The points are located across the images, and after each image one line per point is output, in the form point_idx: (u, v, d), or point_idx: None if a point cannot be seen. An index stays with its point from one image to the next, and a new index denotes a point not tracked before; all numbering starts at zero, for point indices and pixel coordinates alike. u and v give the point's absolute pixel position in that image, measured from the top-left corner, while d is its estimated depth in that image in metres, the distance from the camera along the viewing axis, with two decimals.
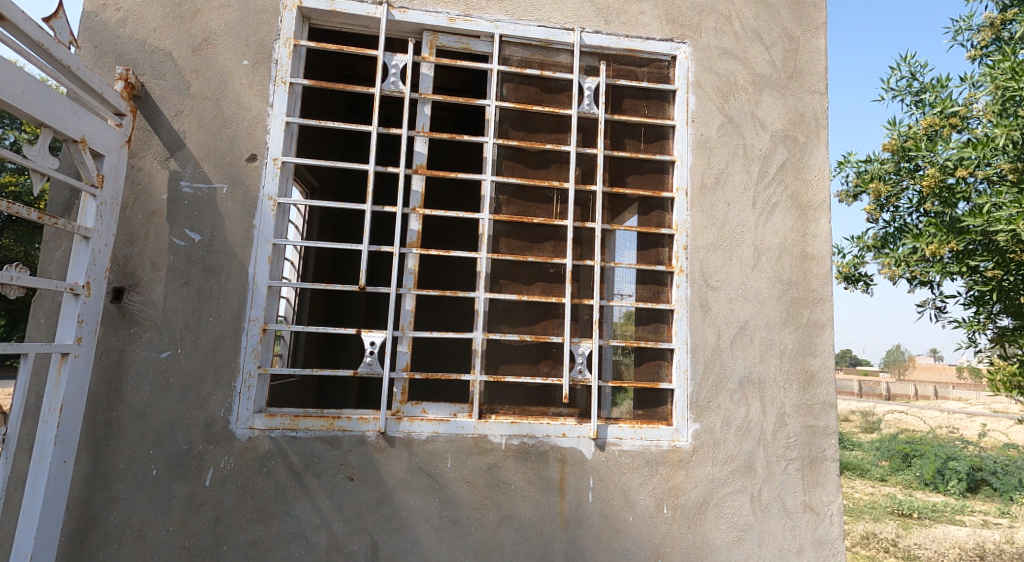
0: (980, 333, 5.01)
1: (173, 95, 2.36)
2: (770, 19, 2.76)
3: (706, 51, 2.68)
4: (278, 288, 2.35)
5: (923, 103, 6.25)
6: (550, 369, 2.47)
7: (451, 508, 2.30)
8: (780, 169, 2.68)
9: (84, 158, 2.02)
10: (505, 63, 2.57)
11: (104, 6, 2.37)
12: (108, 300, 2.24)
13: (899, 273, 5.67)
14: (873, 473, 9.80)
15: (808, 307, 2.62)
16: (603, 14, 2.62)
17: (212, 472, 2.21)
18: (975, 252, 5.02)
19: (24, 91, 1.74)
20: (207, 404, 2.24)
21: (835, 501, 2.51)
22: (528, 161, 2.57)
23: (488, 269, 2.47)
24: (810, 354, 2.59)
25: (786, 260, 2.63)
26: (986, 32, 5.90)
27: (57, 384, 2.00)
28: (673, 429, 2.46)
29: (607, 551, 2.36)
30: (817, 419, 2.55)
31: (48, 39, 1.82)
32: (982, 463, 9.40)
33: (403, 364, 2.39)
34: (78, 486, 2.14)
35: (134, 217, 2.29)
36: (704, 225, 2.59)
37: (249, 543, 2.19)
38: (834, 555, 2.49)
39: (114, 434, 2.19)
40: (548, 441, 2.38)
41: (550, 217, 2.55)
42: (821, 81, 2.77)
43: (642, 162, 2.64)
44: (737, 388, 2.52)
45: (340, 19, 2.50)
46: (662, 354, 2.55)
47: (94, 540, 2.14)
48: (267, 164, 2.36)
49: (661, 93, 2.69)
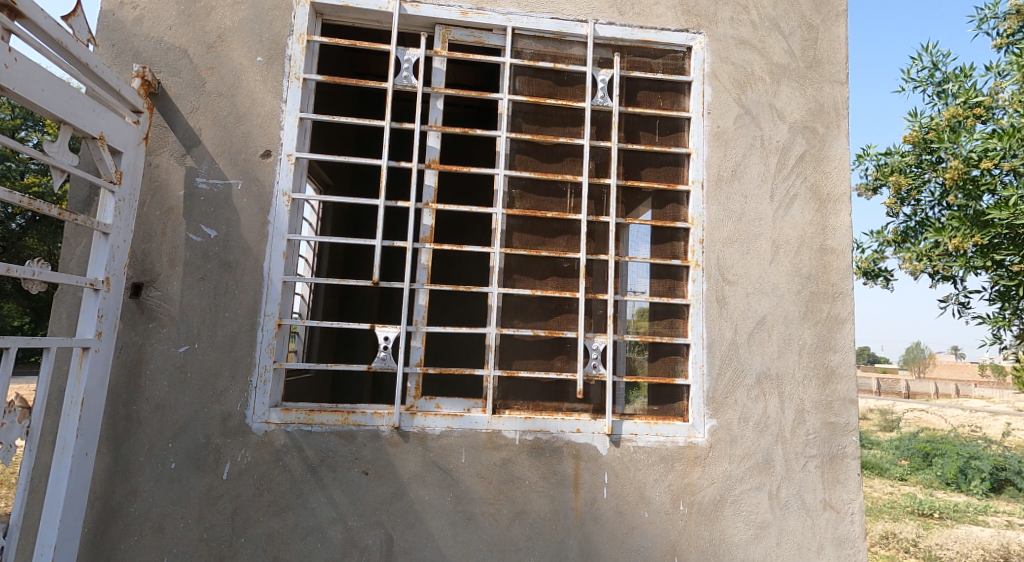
0: (1005, 329, 4.91)
1: (188, 92, 2.37)
2: (788, 7, 2.71)
3: (722, 42, 2.64)
4: (292, 284, 2.36)
5: (946, 93, 6.10)
6: (564, 364, 2.45)
7: (464, 503, 2.29)
8: (798, 161, 2.63)
9: (102, 155, 2.04)
10: (518, 56, 2.56)
11: (121, 5, 2.39)
12: (128, 295, 2.26)
13: (920, 267, 5.59)
14: (891, 472, 9.63)
15: (828, 302, 2.57)
16: (616, 6, 2.59)
17: (229, 466, 2.22)
18: (1001, 245, 4.89)
19: (44, 88, 1.75)
20: (223, 398, 2.25)
21: (856, 499, 2.47)
22: (541, 155, 2.55)
23: (502, 264, 2.45)
24: (830, 349, 2.55)
25: (805, 254, 2.59)
26: (1013, 20, 5.74)
27: (78, 378, 2.03)
28: (689, 425, 2.43)
29: (622, 548, 2.34)
30: (837, 416, 2.51)
31: (67, 37, 1.84)
32: (1008, 463, 9.14)
33: (416, 359, 2.36)
34: (101, 478, 2.18)
35: (152, 214, 2.31)
36: (721, 218, 2.56)
37: (266, 535, 2.21)
38: (855, 554, 2.46)
39: (135, 426, 2.22)
40: (562, 437, 2.37)
41: (564, 211, 2.52)
42: (841, 71, 2.71)
43: (657, 155, 2.61)
44: (755, 384, 2.48)
45: (353, 14, 2.49)
46: (677, 350, 2.52)
47: (116, 531, 2.17)
48: (281, 160, 2.37)
49: (676, 84, 2.65)
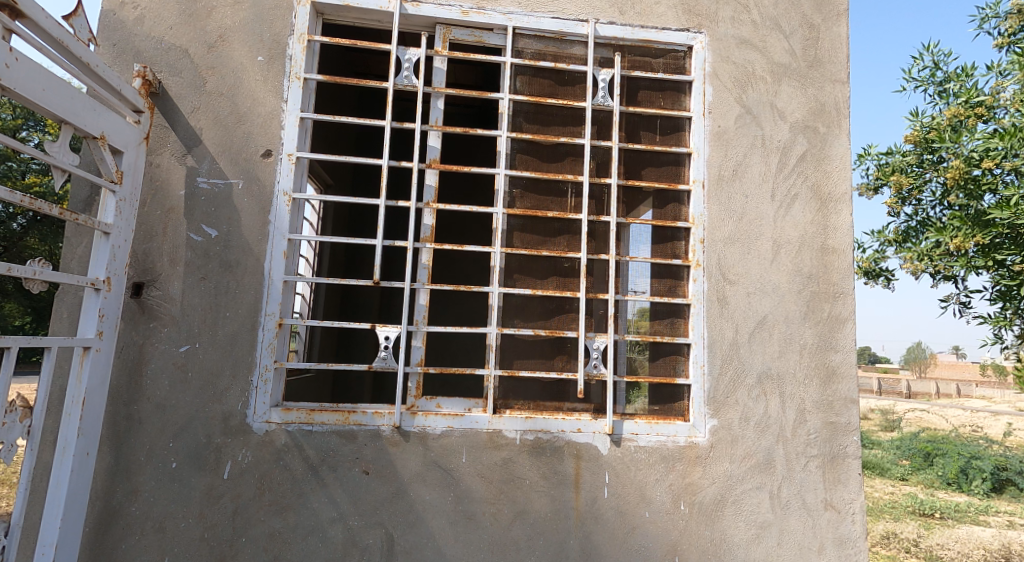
0: (1007, 329, 4.90)
1: (189, 92, 2.37)
2: (789, 6, 2.71)
3: (723, 41, 2.64)
4: (293, 283, 2.36)
5: (947, 92, 6.09)
6: (565, 363, 2.45)
7: (466, 503, 2.29)
8: (800, 161, 2.63)
9: (103, 154, 2.04)
10: (518, 55, 2.56)
11: (122, 5, 2.39)
12: (129, 295, 2.27)
13: (921, 267, 5.58)
14: (892, 472, 9.62)
15: (829, 302, 2.57)
16: (617, 5, 2.59)
17: (230, 465, 2.22)
18: (1002, 245, 4.88)
19: (45, 88, 1.75)
20: (224, 398, 2.25)
21: (857, 499, 2.47)
22: (542, 155, 2.55)
23: (502, 263, 2.45)
24: (831, 349, 2.54)
25: (806, 253, 2.58)
26: (1014, 19, 5.73)
27: (79, 377, 2.03)
28: (690, 425, 2.43)
29: (623, 548, 2.34)
30: (838, 416, 2.51)
31: (68, 37, 1.84)
32: (1009, 463, 9.13)
33: (417, 358, 2.36)
34: (102, 477, 2.18)
35: (153, 214, 2.31)
36: (722, 218, 2.56)
37: (267, 535, 2.21)
38: (856, 554, 2.45)
39: (136, 426, 2.22)
40: (563, 437, 2.37)
41: (564, 211, 2.52)
42: (842, 70, 2.71)
43: (658, 154, 2.61)
44: (756, 384, 2.48)
45: (354, 14, 2.49)
46: (678, 350, 2.51)
47: (117, 531, 2.17)
48: (282, 160, 2.37)
49: (677, 84, 2.65)
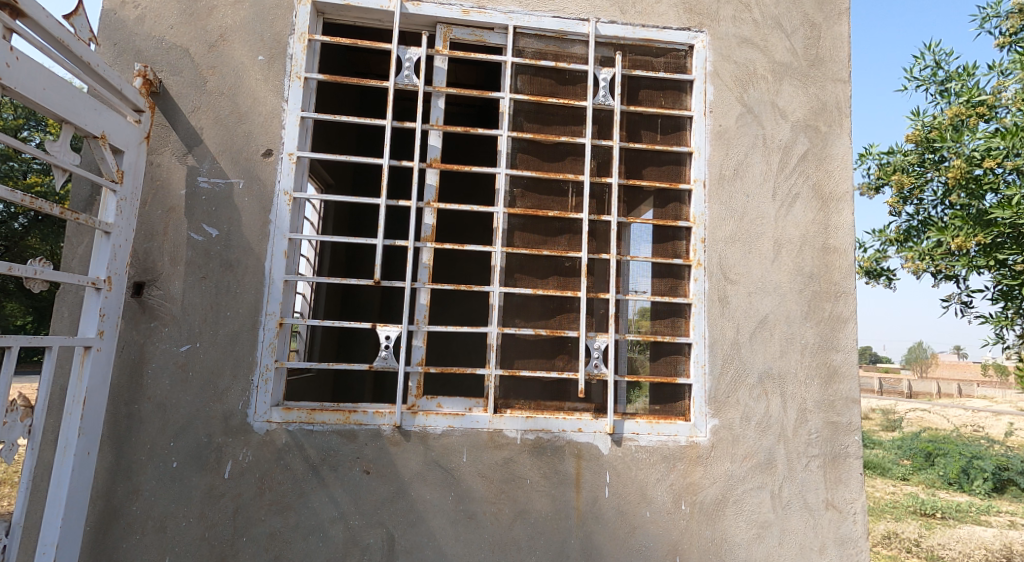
0: (1008, 329, 4.89)
1: (190, 91, 2.37)
2: (791, 5, 2.71)
3: (724, 40, 2.63)
4: (293, 283, 2.36)
5: (948, 92, 6.08)
6: (566, 363, 2.45)
7: (466, 502, 2.29)
8: (801, 160, 2.63)
9: (103, 154, 2.04)
10: (519, 54, 2.55)
11: (122, 4, 2.39)
12: (130, 294, 2.27)
13: (922, 267, 5.57)
14: (893, 472, 9.61)
15: (830, 301, 2.57)
16: (618, 4, 2.59)
17: (231, 465, 2.22)
18: (1004, 244, 4.87)
19: (46, 87, 1.75)
20: (225, 397, 2.25)
21: (857, 499, 2.46)
22: (543, 154, 2.54)
23: (503, 263, 2.45)
24: (832, 349, 2.54)
25: (807, 252, 2.58)
26: (1016, 18, 5.72)
27: (79, 377, 2.03)
28: (690, 425, 2.43)
29: (623, 548, 2.34)
30: (839, 416, 2.50)
31: (68, 37, 1.84)
32: (1010, 462, 9.12)
33: (418, 358, 2.36)
34: (103, 476, 2.18)
35: (153, 213, 2.31)
36: (723, 217, 2.55)
37: (267, 535, 2.21)
38: (857, 553, 2.45)
39: (137, 426, 2.22)
40: (564, 436, 2.37)
41: (565, 210, 2.52)
42: (843, 69, 2.70)
43: (659, 154, 2.61)
44: (757, 384, 2.48)
45: (354, 13, 2.49)
46: (679, 350, 2.51)
47: (118, 530, 2.17)
48: (283, 160, 2.37)
49: (678, 83, 2.64)
